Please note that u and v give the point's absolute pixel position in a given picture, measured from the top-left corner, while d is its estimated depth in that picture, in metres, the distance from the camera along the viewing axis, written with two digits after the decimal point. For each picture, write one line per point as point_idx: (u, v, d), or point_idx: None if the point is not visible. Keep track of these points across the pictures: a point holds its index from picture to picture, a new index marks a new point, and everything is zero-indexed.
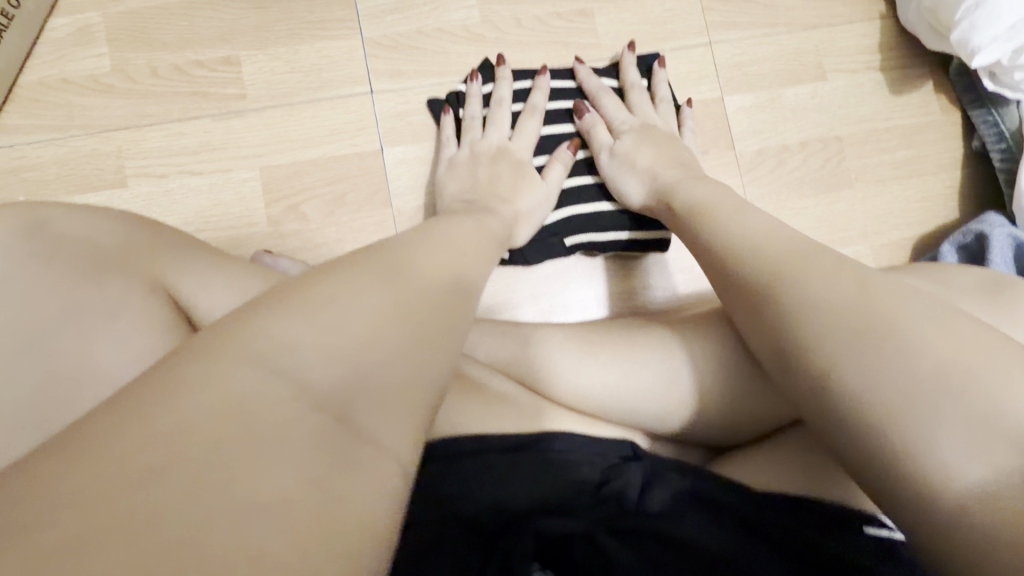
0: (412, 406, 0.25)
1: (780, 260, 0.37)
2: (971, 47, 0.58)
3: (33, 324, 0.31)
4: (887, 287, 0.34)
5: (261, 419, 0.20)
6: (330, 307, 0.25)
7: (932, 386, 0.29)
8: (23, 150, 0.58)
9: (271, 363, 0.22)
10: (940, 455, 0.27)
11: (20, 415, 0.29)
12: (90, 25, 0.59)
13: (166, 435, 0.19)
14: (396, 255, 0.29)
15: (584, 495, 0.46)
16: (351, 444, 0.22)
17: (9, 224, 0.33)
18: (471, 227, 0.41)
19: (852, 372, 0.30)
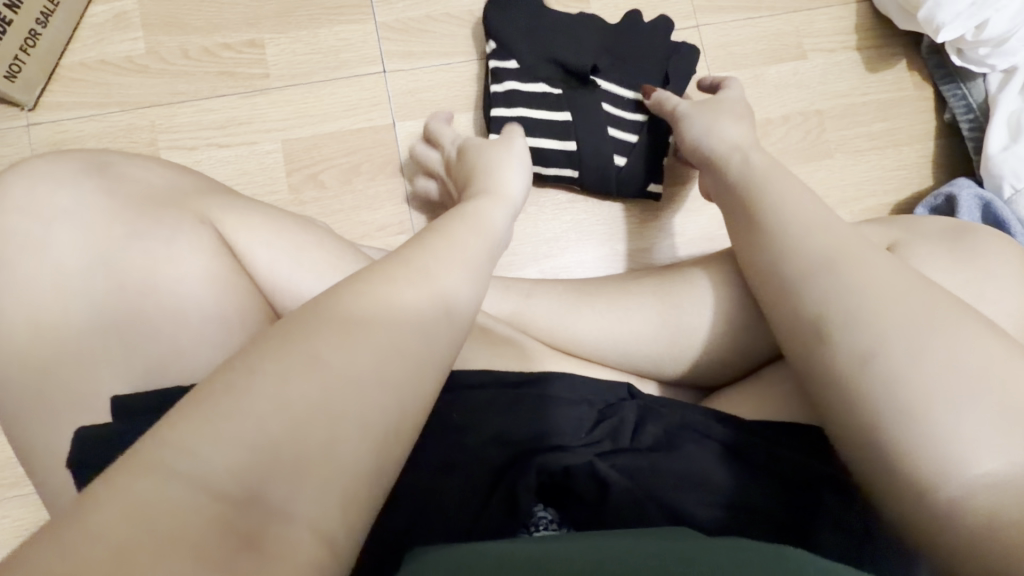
0: (338, 479, 0.23)
1: (820, 250, 0.40)
2: (936, 23, 0.63)
3: (97, 245, 0.36)
4: (916, 300, 0.37)
5: (171, 520, 0.20)
6: (246, 393, 0.23)
7: (959, 390, 0.33)
8: (65, 125, 0.63)
9: (179, 462, 0.21)
10: (953, 441, 0.33)
11: (88, 317, 0.35)
12: (127, 11, 0.65)
13: (77, 549, 0.19)
14: (330, 308, 0.27)
15: (581, 430, 0.50)
16: (262, 528, 0.22)
17: (78, 165, 0.39)
18: (463, 231, 0.36)
19: (886, 370, 0.35)
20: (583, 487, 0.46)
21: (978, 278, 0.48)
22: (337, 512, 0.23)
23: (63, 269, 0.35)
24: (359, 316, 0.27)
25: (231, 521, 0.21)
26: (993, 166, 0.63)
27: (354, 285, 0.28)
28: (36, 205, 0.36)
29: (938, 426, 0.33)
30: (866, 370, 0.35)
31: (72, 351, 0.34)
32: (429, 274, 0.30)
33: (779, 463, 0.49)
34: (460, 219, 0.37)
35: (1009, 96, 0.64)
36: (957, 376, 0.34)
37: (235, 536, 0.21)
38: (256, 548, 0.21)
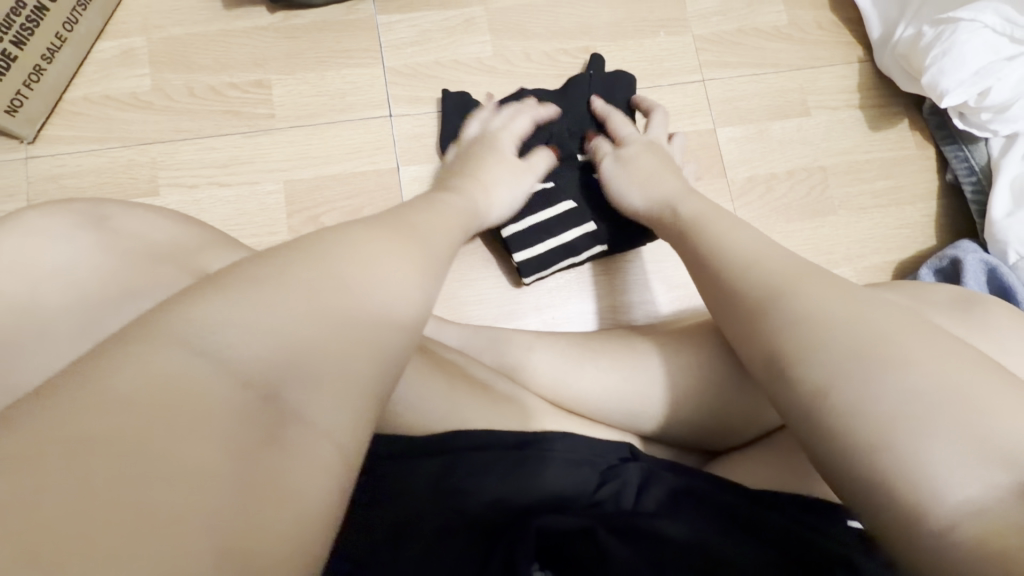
0: (357, 388, 0.24)
1: (769, 280, 0.37)
2: (940, 89, 0.64)
3: (90, 302, 0.34)
4: (869, 313, 0.33)
5: (195, 391, 0.20)
6: (274, 293, 0.24)
7: (936, 417, 0.29)
8: (64, 159, 0.62)
9: (208, 341, 0.22)
10: (930, 460, 0.28)
11: None
12: (134, 48, 0.64)
13: (100, 402, 0.18)
14: (336, 237, 0.28)
15: (583, 494, 0.48)
16: (283, 423, 0.22)
17: (73, 217, 0.37)
18: (446, 212, 0.40)
19: (842, 391, 0.31)
20: (580, 553, 0.44)
21: (990, 352, 0.47)
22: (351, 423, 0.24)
23: (47, 333, 0.33)
24: (373, 248, 0.29)
25: (251, 411, 0.21)
26: (997, 231, 0.63)
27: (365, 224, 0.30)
28: (31, 265, 0.34)
29: (927, 463, 0.28)
30: (822, 399, 0.31)
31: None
32: (423, 235, 0.33)
33: (788, 532, 0.46)
34: (436, 207, 0.40)
35: (1012, 161, 0.64)
36: (927, 398, 0.29)
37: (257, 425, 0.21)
38: (273, 436, 0.21)
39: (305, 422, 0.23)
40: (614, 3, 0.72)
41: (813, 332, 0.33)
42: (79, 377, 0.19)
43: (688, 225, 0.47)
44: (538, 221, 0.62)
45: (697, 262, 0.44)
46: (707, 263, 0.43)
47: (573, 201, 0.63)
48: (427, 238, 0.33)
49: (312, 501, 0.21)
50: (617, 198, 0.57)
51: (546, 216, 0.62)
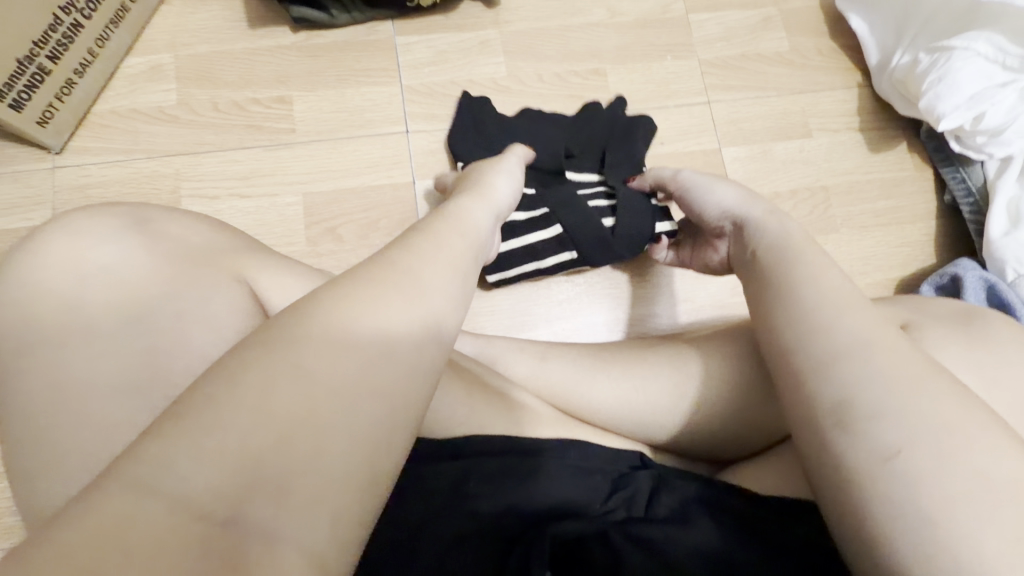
0: (326, 495, 0.24)
1: (846, 343, 0.39)
2: (937, 113, 0.66)
3: (134, 301, 0.35)
4: (941, 388, 0.37)
5: (146, 534, 0.20)
6: (223, 403, 0.24)
7: (992, 509, 0.33)
8: (89, 169, 0.63)
9: (156, 473, 0.22)
10: (979, 540, 0.32)
11: (113, 378, 0.33)
12: (162, 64, 0.67)
13: (44, 566, 0.19)
14: (295, 324, 0.27)
15: (596, 502, 0.48)
16: (244, 549, 0.22)
17: (119, 220, 0.39)
18: (441, 232, 0.37)
19: (908, 471, 0.34)
20: (597, 556, 0.46)
21: (994, 362, 0.48)
22: (325, 534, 0.23)
23: (95, 328, 0.34)
24: (344, 329, 0.28)
25: (210, 541, 0.22)
26: (995, 250, 0.65)
27: (336, 292, 0.29)
28: (75, 265, 0.36)
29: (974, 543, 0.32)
30: (887, 470, 0.34)
31: (93, 413, 0.33)
32: (414, 281, 0.32)
33: (793, 540, 0.47)
34: (425, 233, 0.36)
35: (1008, 183, 0.66)
36: (991, 492, 0.33)
37: (215, 556, 0.21)
38: (238, 566, 0.21)
39: (276, 541, 0.23)
40: (622, 28, 0.75)
41: (881, 399, 0.36)
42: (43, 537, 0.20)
43: (788, 250, 0.45)
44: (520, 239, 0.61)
45: (766, 303, 0.44)
46: (772, 306, 0.43)
47: (559, 226, 0.62)
48: (415, 285, 0.32)
49: None
50: (702, 196, 0.53)
51: (530, 238, 0.62)
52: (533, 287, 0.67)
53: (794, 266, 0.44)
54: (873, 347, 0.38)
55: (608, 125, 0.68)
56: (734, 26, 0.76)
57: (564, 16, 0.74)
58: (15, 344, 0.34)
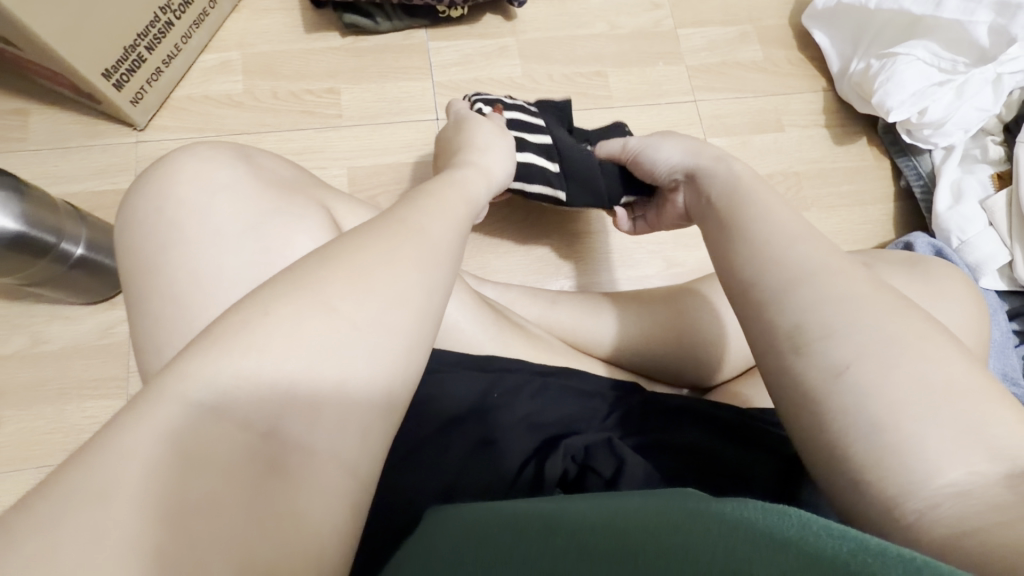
0: (349, 413, 0.31)
1: (798, 270, 0.42)
2: (887, 106, 0.78)
3: (249, 214, 0.44)
4: (891, 313, 0.40)
5: (202, 439, 0.27)
6: (255, 337, 0.30)
7: (930, 407, 0.36)
8: (168, 144, 0.74)
9: (203, 392, 0.28)
10: (924, 440, 0.35)
11: (239, 271, 0.42)
12: (231, 60, 0.79)
13: (128, 460, 0.26)
14: (311, 269, 0.33)
15: (597, 417, 0.57)
16: (284, 453, 0.29)
17: (228, 151, 0.47)
18: (448, 196, 0.44)
19: (857, 382, 0.37)
20: (600, 460, 0.52)
21: (932, 294, 0.57)
22: (349, 444, 0.30)
23: (222, 232, 0.43)
24: (357, 272, 0.33)
25: (252, 449, 0.28)
26: (942, 221, 0.76)
27: (349, 244, 0.35)
28: (201, 181, 0.44)
29: (923, 449, 0.34)
30: (839, 384, 0.37)
31: (217, 298, 0.41)
32: (419, 235, 0.37)
33: (766, 437, 0.55)
34: (433, 194, 0.44)
35: (950, 168, 0.78)
36: (928, 393, 0.36)
37: (261, 457, 0.28)
38: (276, 468, 0.28)
39: (306, 451, 0.29)
40: (621, 38, 0.88)
41: (838, 324, 0.39)
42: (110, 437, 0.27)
43: (739, 186, 0.50)
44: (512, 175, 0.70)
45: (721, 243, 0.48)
46: (725, 251, 0.47)
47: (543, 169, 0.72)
48: (427, 238, 0.37)
49: (314, 522, 0.28)
50: (654, 169, 0.61)
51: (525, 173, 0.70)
52: (545, 250, 0.78)
53: (749, 207, 0.48)
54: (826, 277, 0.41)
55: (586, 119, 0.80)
56: (716, 39, 0.89)
57: (571, 28, 0.87)
58: (163, 238, 0.43)
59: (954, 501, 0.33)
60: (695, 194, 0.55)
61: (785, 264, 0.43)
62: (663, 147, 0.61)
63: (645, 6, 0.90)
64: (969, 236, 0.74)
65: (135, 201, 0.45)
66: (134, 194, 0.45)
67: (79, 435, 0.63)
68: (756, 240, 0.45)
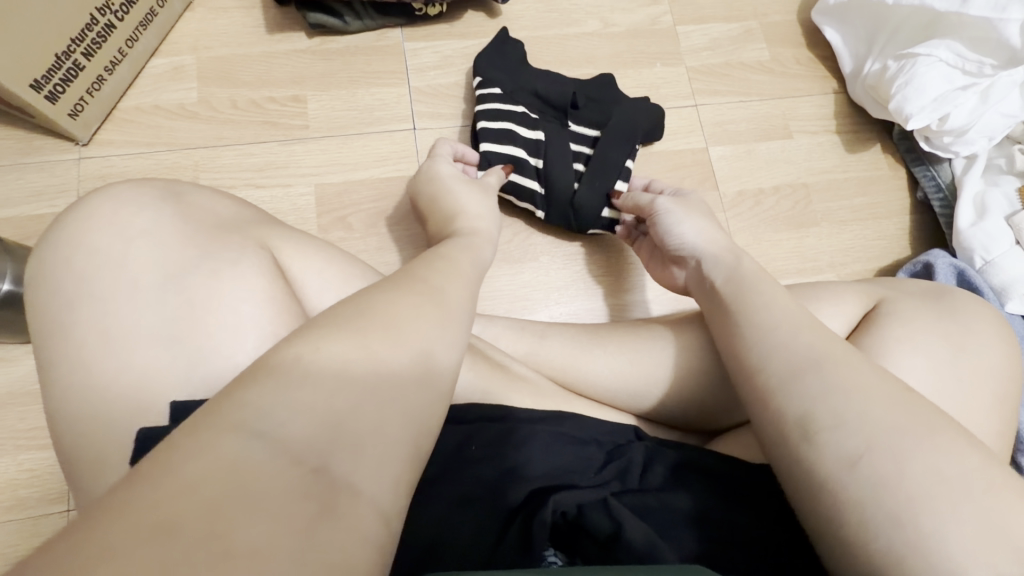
0: (394, 455, 0.28)
1: (800, 358, 0.40)
2: (905, 113, 0.71)
3: (171, 262, 0.39)
4: (899, 399, 0.38)
5: (255, 470, 0.24)
6: (306, 373, 0.28)
7: (949, 500, 0.34)
8: (114, 161, 0.67)
9: (255, 421, 0.25)
10: (952, 544, 0.32)
11: (156, 329, 0.37)
12: (185, 65, 0.71)
13: (178, 488, 0.22)
14: (350, 314, 0.32)
15: (590, 470, 0.51)
16: (334, 492, 0.25)
17: (154, 191, 0.43)
18: (462, 255, 0.44)
19: (872, 476, 0.35)
20: (597, 524, 0.45)
21: (963, 332, 0.52)
22: (391, 493, 0.27)
23: (139, 284, 0.38)
24: (397, 322, 0.32)
25: (303, 483, 0.25)
26: (964, 239, 0.70)
27: (383, 296, 0.34)
28: (115, 229, 0.39)
29: (951, 556, 0.32)
30: (854, 476, 0.35)
31: (138, 361, 0.36)
32: (445, 291, 0.37)
33: (772, 493, 0.50)
34: (447, 254, 0.43)
35: (973, 179, 0.72)
36: (946, 486, 0.34)
37: (311, 496, 0.24)
38: (328, 507, 0.24)
39: (355, 494, 0.26)
40: (615, 37, 0.80)
41: (847, 410, 0.37)
42: (157, 464, 0.23)
43: (751, 285, 0.47)
44: (505, 154, 0.67)
45: (721, 328, 0.46)
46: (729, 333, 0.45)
47: (540, 161, 0.68)
48: (448, 295, 0.37)
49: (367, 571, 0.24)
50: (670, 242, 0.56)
51: (519, 159, 0.67)
52: (533, 273, 0.71)
53: (746, 287, 0.47)
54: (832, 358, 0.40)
55: (618, 97, 0.73)
56: (718, 37, 0.82)
57: (560, 26, 0.80)
58: (72, 294, 0.37)
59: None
60: (697, 276, 0.53)
61: (790, 354, 0.41)
62: (677, 227, 0.56)
63: (641, 1, 0.82)
64: (994, 255, 0.68)
65: (42, 255, 0.39)
66: (46, 240, 0.40)
67: (16, 491, 0.57)
68: (764, 329, 0.43)
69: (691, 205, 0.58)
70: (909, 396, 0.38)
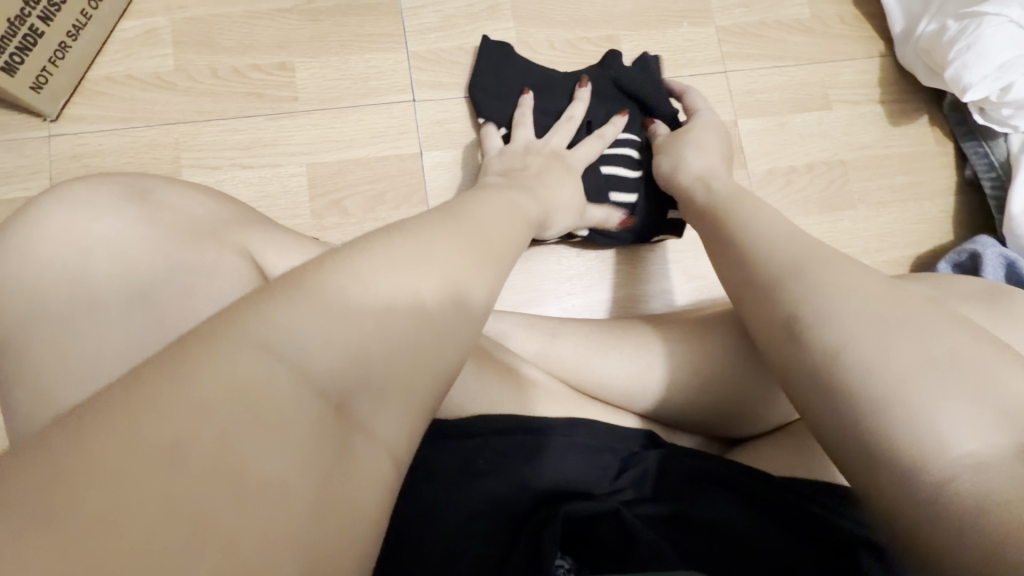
0: (422, 394, 0.25)
1: (796, 264, 0.38)
2: (963, 83, 0.64)
3: (136, 275, 0.35)
4: (892, 295, 0.35)
5: (274, 396, 0.20)
6: (340, 292, 0.23)
7: (939, 381, 0.30)
8: (86, 138, 0.61)
9: (283, 343, 0.21)
10: (940, 427, 0.29)
11: (121, 353, 0.33)
12: (157, 28, 0.64)
13: (183, 407, 0.18)
14: (390, 236, 0.27)
15: (604, 479, 0.48)
16: (350, 434, 0.22)
17: (117, 191, 0.38)
18: (499, 198, 0.38)
19: (864, 364, 0.32)
20: (607, 536, 0.44)
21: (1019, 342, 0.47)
22: (403, 433, 0.24)
23: (101, 304, 0.34)
24: (442, 252, 0.27)
25: (322, 418, 0.21)
26: (1016, 226, 0.64)
27: (424, 223, 0.29)
28: (77, 235, 0.35)
29: (944, 440, 0.29)
30: (841, 366, 0.33)
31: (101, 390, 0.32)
32: (491, 227, 0.32)
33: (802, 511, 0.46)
34: (486, 195, 0.37)
35: None
36: (936, 369, 0.31)
37: (327, 433, 0.21)
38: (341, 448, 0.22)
39: (368, 436, 0.23)
40: None
41: (840, 314, 0.34)
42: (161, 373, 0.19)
43: (730, 203, 0.48)
44: None
45: (724, 246, 0.44)
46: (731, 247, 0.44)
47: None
48: (493, 230, 0.32)
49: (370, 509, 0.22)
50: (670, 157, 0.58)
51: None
52: (541, 262, 0.66)
53: (728, 210, 0.47)
54: (814, 268, 0.37)
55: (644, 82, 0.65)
56: None
57: None
58: (25, 315, 0.33)
59: (967, 478, 0.28)
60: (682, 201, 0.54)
61: (777, 271, 0.39)
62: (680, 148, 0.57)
63: None
64: None
65: None
66: None
67: None
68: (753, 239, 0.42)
69: (704, 131, 0.59)
70: (907, 300, 0.35)
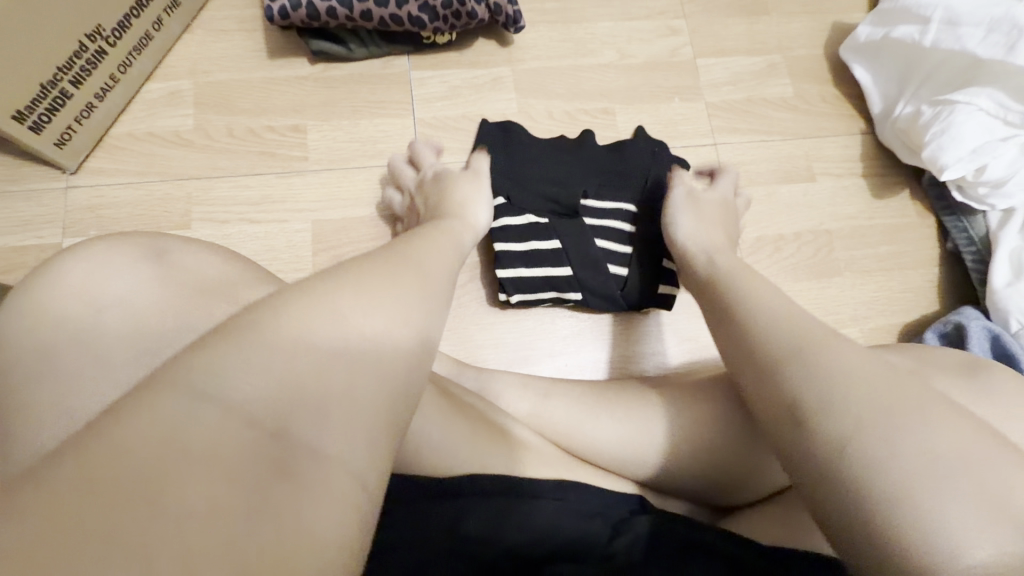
0: (365, 412, 0.27)
1: (788, 338, 0.39)
2: (940, 163, 0.67)
3: (142, 334, 0.36)
4: (888, 374, 0.37)
5: (207, 435, 0.24)
6: (262, 338, 0.27)
7: (944, 480, 0.33)
8: (102, 190, 0.64)
9: (210, 386, 0.25)
10: (947, 526, 0.32)
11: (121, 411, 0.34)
12: (180, 90, 0.68)
13: (118, 455, 0.22)
14: (311, 280, 0.30)
15: (596, 545, 0.46)
16: (293, 458, 0.25)
17: (136, 252, 0.40)
18: (439, 233, 0.43)
19: (867, 453, 0.34)
20: None
21: (1002, 418, 0.48)
22: (360, 449, 0.27)
23: (106, 362, 0.35)
24: (366, 291, 0.30)
25: (261, 446, 0.25)
26: (999, 299, 0.65)
27: (356, 262, 0.32)
28: (91, 297, 0.37)
29: (957, 539, 0.32)
30: (846, 457, 0.34)
31: None
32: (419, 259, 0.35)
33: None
34: (429, 233, 0.42)
35: (1010, 234, 0.67)
36: (937, 463, 0.33)
37: (268, 458, 0.24)
38: (283, 471, 0.24)
39: (318, 457, 0.26)
40: (631, 69, 0.77)
41: (834, 399, 0.35)
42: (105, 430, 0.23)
43: (729, 272, 0.50)
44: (525, 279, 0.64)
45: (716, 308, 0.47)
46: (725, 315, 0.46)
47: (569, 269, 0.64)
48: (421, 264, 0.35)
49: (325, 525, 0.24)
50: (671, 224, 0.60)
51: (550, 274, 0.64)
52: (536, 321, 0.67)
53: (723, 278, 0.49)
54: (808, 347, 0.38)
55: (646, 162, 0.69)
56: (741, 72, 0.78)
57: (576, 56, 0.76)
58: (33, 370, 0.34)
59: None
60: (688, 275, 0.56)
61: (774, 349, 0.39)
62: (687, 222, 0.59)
63: (660, 32, 0.78)
64: None
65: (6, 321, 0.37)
66: (15, 301, 0.37)
67: None
68: (748, 301, 0.44)
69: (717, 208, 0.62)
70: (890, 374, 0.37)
